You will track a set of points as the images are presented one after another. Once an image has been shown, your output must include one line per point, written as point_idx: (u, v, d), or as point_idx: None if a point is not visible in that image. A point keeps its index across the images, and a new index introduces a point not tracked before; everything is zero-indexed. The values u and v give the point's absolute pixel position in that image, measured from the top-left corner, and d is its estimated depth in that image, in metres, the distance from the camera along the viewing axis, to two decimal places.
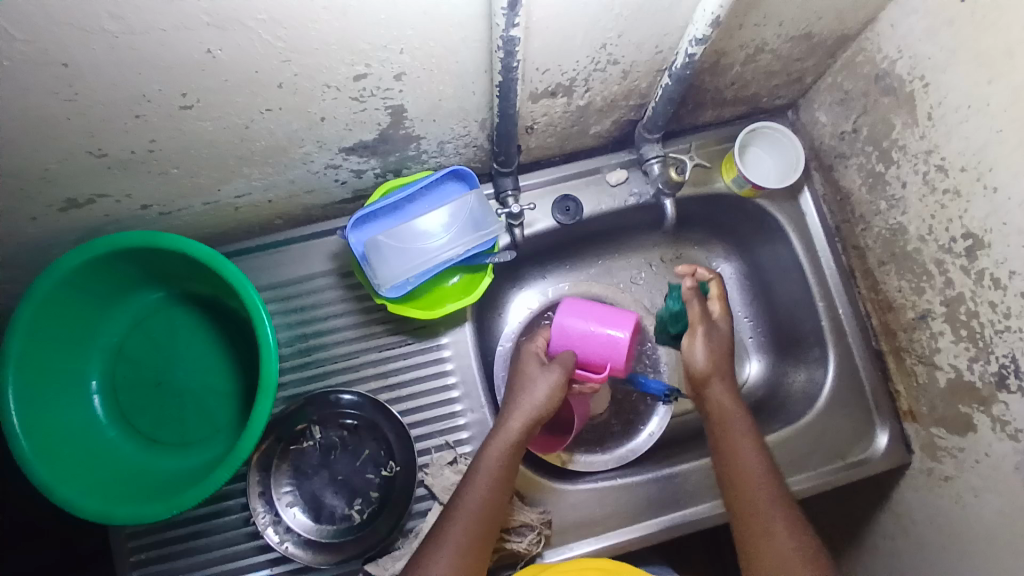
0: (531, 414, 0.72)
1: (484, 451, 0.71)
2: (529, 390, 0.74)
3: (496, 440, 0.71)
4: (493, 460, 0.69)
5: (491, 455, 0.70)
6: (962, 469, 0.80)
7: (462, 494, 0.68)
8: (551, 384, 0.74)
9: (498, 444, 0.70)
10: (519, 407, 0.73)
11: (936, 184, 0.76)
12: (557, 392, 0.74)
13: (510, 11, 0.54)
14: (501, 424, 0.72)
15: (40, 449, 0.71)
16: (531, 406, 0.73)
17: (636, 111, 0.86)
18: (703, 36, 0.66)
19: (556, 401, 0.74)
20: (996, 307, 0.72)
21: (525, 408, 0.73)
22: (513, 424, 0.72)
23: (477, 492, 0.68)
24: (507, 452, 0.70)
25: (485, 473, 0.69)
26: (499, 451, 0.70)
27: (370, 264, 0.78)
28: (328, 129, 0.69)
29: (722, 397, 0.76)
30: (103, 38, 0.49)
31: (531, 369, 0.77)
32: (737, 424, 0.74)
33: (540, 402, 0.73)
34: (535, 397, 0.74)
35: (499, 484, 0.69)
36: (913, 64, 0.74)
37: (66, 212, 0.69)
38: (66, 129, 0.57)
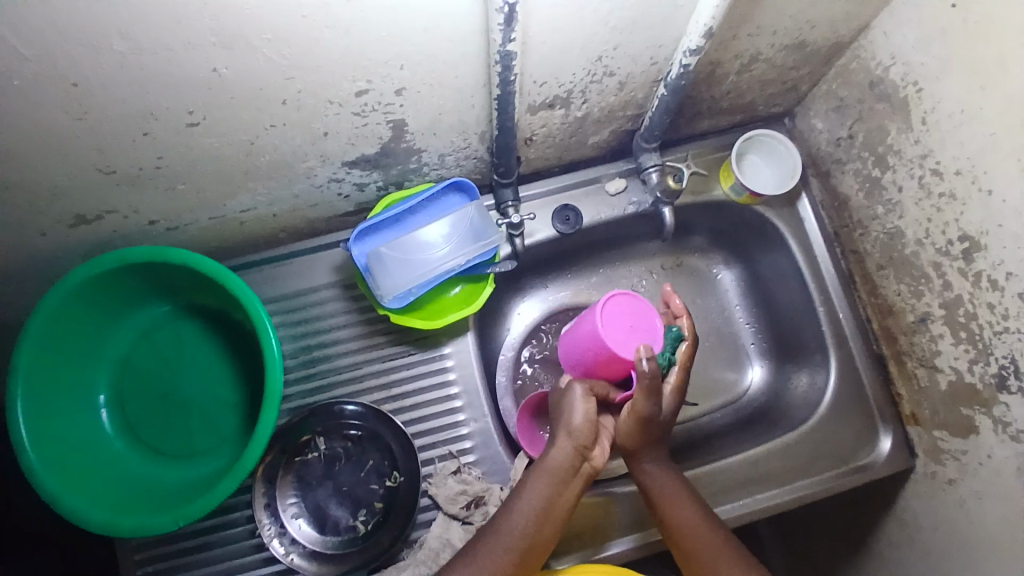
0: (574, 442, 0.71)
1: (526, 481, 0.70)
2: (566, 413, 0.72)
3: (541, 469, 0.69)
4: (539, 488, 0.69)
5: (537, 485, 0.69)
6: (965, 473, 0.80)
7: (503, 518, 0.68)
8: (590, 405, 0.72)
9: (543, 478, 0.69)
10: (561, 436, 0.71)
11: (932, 189, 0.77)
12: (592, 419, 0.71)
13: (507, 26, 0.55)
14: (545, 454, 0.71)
15: (47, 462, 0.72)
16: (575, 431, 0.71)
17: (634, 120, 0.87)
18: (697, 47, 0.67)
19: (592, 426, 0.71)
20: (994, 309, 0.72)
21: (567, 434, 0.71)
22: (555, 452, 0.71)
23: (520, 517, 0.67)
24: (555, 483, 0.69)
25: (529, 501, 0.68)
26: (546, 484, 0.69)
27: (372, 276, 0.78)
28: (331, 143, 0.70)
29: (659, 472, 0.75)
30: (113, 58, 0.51)
31: (574, 398, 0.72)
32: (677, 497, 0.73)
33: (580, 425, 0.71)
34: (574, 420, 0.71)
35: (544, 517, 0.68)
36: (906, 71, 0.75)
37: (76, 227, 0.70)
38: (77, 146, 0.59)
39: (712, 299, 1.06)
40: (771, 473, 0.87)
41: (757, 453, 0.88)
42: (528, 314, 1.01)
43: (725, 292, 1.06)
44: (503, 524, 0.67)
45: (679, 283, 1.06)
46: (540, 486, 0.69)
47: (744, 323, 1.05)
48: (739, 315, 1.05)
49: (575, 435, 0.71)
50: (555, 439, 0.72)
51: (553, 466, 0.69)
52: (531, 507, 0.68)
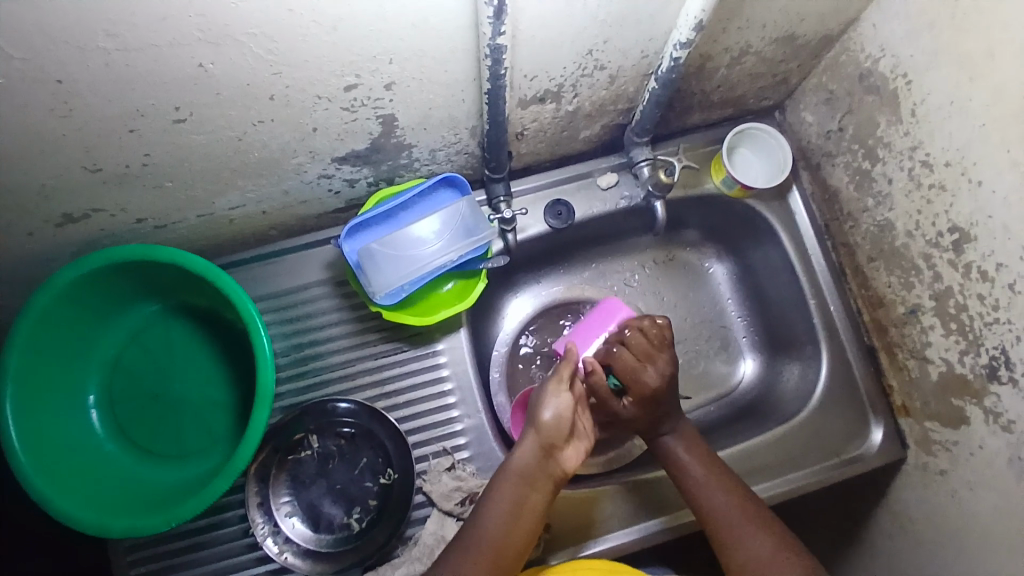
0: (536, 441, 0.70)
1: (494, 484, 0.70)
2: (534, 413, 0.72)
3: (507, 472, 0.70)
4: (506, 490, 0.69)
5: (506, 485, 0.69)
6: (956, 463, 0.81)
7: (478, 519, 0.68)
8: (561, 401, 0.71)
9: (511, 477, 0.69)
10: (526, 437, 0.71)
11: (922, 180, 0.77)
12: (567, 414, 0.71)
13: (496, 20, 0.55)
14: (511, 456, 0.71)
15: (37, 464, 0.71)
16: (540, 429, 0.70)
17: (625, 115, 0.87)
18: (687, 41, 0.67)
19: (565, 423, 0.70)
20: (985, 300, 0.73)
21: (532, 435, 0.71)
22: (521, 453, 0.70)
23: (494, 518, 0.68)
24: (524, 483, 0.69)
25: (497, 507, 0.68)
26: (514, 483, 0.69)
27: (364, 272, 0.78)
28: (320, 140, 0.70)
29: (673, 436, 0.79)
30: (98, 55, 0.50)
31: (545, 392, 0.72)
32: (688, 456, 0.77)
33: (543, 425, 0.70)
34: (538, 421, 0.70)
35: (517, 516, 0.68)
36: (895, 63, 0.76)
37: (63, 227, 0.69)
38: (62, 146, 0.58)
39: (705, 293, 1.06)
40: (765, 465, 0.88)
41: (748, 447, 0.88)
42: (521, 310, 1.01)
43: (717, 286, 1.06)
44: (478, 525, 0.67)
45: (671, 277, 1.06)
46: (506, 488, 0.69)
47: (736, 317, 1.05)
48: (731, 309, 1.05)
49: (541, 434, 0.70)
50: (522, 439, 0.71)
51: (517, 467, 0.69)
52: (498, 509, 0.68)
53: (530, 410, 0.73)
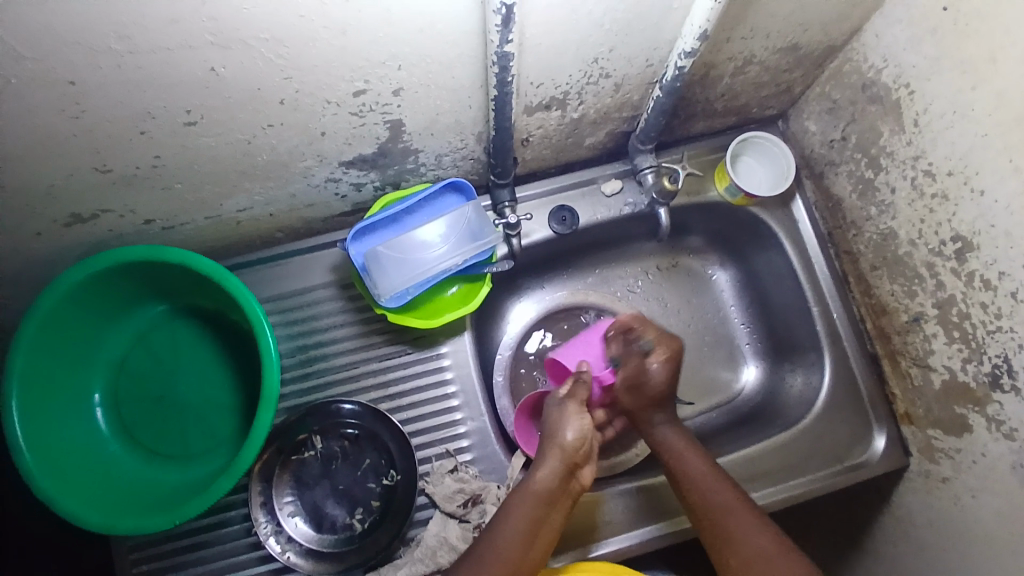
0: (559, 461, 0.71)
1: (511, 503, 0.70)
2: (556, 433, 0.73)
3: (526, 491, 0.70)
4: (526, 509, 0.69)
5: (522, 504, 0.70)
6: (959, 471, 0.81)
7: (491, 537, 0.68)
8: (584, 422, 0.73)
9: (529, 495, 0.70)
10: (549, 455, 0.72)
11: (925, 189, 0.78)
12: (588, 433, 0.73)
13: (504, 27, 0.56)
14: (532, 474, 0.71)
15: (43, 462, 0.72)
16: (564, 450, 0.71)
17: (629, 122, 0.88)
18: (691, 49, 0.68)
19: (587, 441, 0.73)
20: (987, 308, 0.73)
21: (554, 454, 0.71)
22: (543, 472, 0.71)
23: (509, 535, 0.68)
24: (541, 502, 0.70)
25: (513, 525, 0.68)
26: (532, 502, 0.69)
27: (370, 275, 0.78)
28: (328, 144, 0.71)
29: (666, 430, 0.79)
30: (111, 58, 0.51)
31: (566, 409, 0.74)
32: (684, 451, 0.77)
33: (568, 446, 0.71)
34: (562, 440, 0.72)
35: (534, 534, 0.69)
36: (898, 73, 0.76)
37: (73, 226, 0.70)
38: (74, 146, 0.59)
39: (708, 299, 1.06)
40: (767, 472, 0.88)
41: (750, 453, 0.89)
42: (525, 314, 1.01)
43: (720, 292, 1.06)
44: (493, 543, 0.67)
45: (674, 283, 1.06)
46: (526, 508, 0.69)
47: (739, 323, 1.06)
48: (734, 316, 1.06)
49: (564, 453, 0.72)
50: (544, 460, 0.72)
51: (540, 486, 0.70)
52: (517, 528, 0.68)
53: (549, 428, 0.74)
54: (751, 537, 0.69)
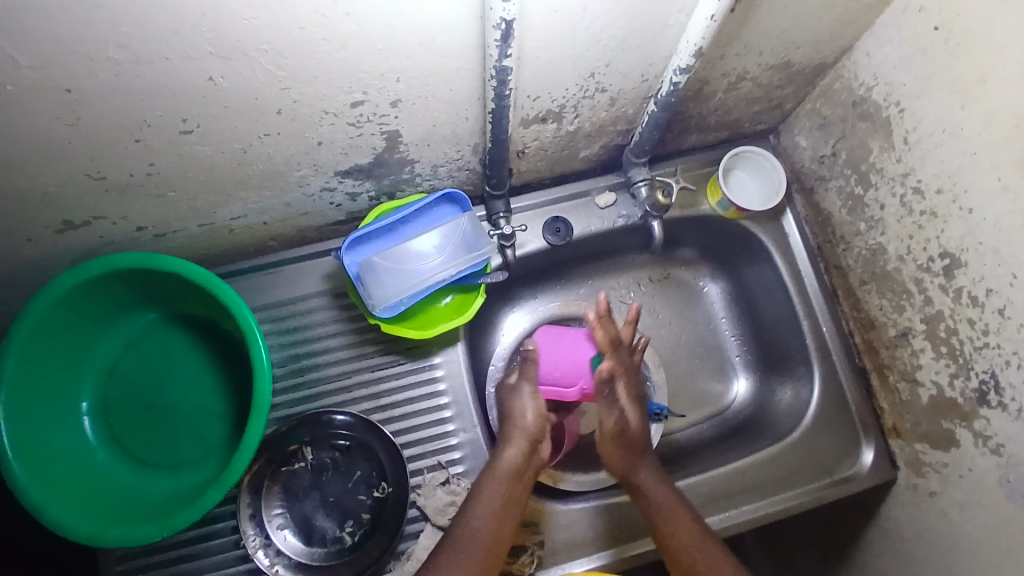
0: (525, 441, 0.77)
1: (483, 480, 0.74)
2: (517, 418, 0.79)
3: (497, 470, 0.74)
4: (497, 486, 0.73)
5: (492, 482, 0.73)
6: (946, 484, 0.82)
7: (466, 517, 0.71)
8: (538, 402, 0.80)
9: (498, 472, 0.74)
10: (514, 437, 0.77)
11: (914, 207, 0.79)
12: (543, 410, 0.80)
13: (503, 43, 0.56)
14: (499, 455, 0.76)
15: (30, 470, 0.70)
16: (524, 428, 0.78)
17: (623, 135, 0.88)
18: (686, 66, 0.69)
19: (544, 419, 0.80)
20: (975, 324, 0.75)
21: (519, 435, 0.77)
22: (510, 452, 0.76)
23: (484, 514, 0.70)
24: (509, 481, 0.74)
25: (487, 501, 0.72)
26: (502, 480, 0.73)
27: (364, 285, 0.78)
28: (325, 154, 0.71)
29: (650, 480, 0.79)
30: (109, 66, 0.51)
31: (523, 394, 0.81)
32: (665, 495, 0.77)
33: (531, 426, 0.78)
34: (525, 422, 0.79)
35: (504, 512, 0.72)
36: (889, 91, 0.78)
37: (63, 233, 0.69)
38: (68, 153, 0.58)
39: (699, 311, 1.07)
40: (756, 484, 0.88)
41: (741, 465, 0.89)
42: (515, 326, 1.01)
43: (710, 304, 1.07)
44: (468, 521, 0.70)
45: (666, 295, 1.07)
46: (497, 487, 0.73)
47: (730, 335, 1.06)
48: (726, 328, 1.06)
49: (527, 433, 0.78)
50: (509, 441, 0.77)
51: (508, 465, 0.75)
52: (490, 506, 0.71)
53: (510, 411, 0.81)
54: None
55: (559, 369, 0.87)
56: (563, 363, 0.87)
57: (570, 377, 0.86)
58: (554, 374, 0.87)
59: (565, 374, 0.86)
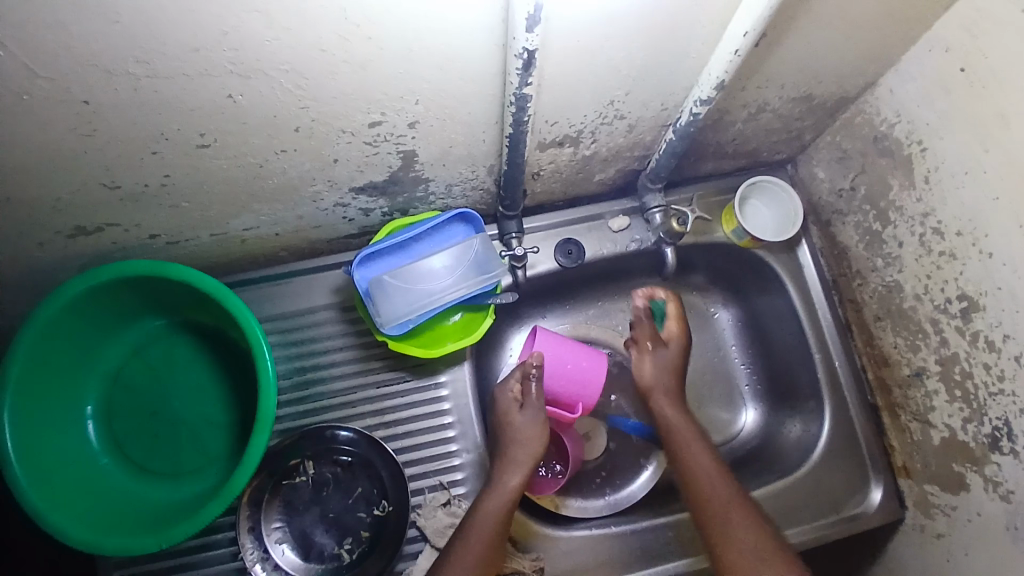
0: (528, 468, 0.76)
1: (481, 506, 0.73)
2: (522, 442, 0.77)
3: (497, 496, 0.73)
4: (496, 513, 0.72)
5: (490, 511, 0.72)
6: (953, 528, 0.81)
7: (464, 545, 0.70)
8: (542, 426, 0.78)
9: (498, 500, 0.73)
10: (517, 462, 0.76)
11: (932, 247, 0.78)
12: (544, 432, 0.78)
13: (524, 71, 0.56)
14: (499, 479, 0.75)
15: (32, 475, 0.70)
16: (528, 456, 0.76)
17: (640, 161, 0.88)
18: (707, 98, 0.68)
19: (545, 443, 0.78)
20: (990, 369, 0.73)
21: (523, 461, 0.76)
22: (512, 478, 0.75)
23: (479, 543, 0.70)
24: (508, 509, 0.73)
25: (483, 530, 0.71)
26: (500, 508, 0.72)
27: (373, 301, 0.78)
28: (340, 170, 0.70)
29: (672, 413, 0.84)
30: (127, 80, 0.51)
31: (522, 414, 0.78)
32: (688, 432, 0.82)
33: (536, 454, 0.77)
34: (531, 449, 0.77)
35: (498, 539, 0.71)
36: (910, 129, 0.77)
37: (75, 238, 0.69)
38: (84, 163, 0.58)
39: (709, 338, 1.05)
40: None
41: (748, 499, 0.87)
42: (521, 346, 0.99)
43: (721, 331, 1.05)
44: (465, 550, 0.69)
45: None
46: (496, 515, 0.72)
47: (740, 364, 1.05)
48: (735, 356, 1.05)
49: (530, 459, 0.76)
50: (511, 466, 0.76)
51: (509, 494, 0.73)
52: (486, 536, 0.70)
53: (508, 431, 0.78)
54: (741, 523, 0.72)
55: (560, 386, 0.84)
56: (570, 385, 0.84)
57: (569, 400, 0.85)
58: (552, 390, 0.84)
59: (567, 397, 0.85)
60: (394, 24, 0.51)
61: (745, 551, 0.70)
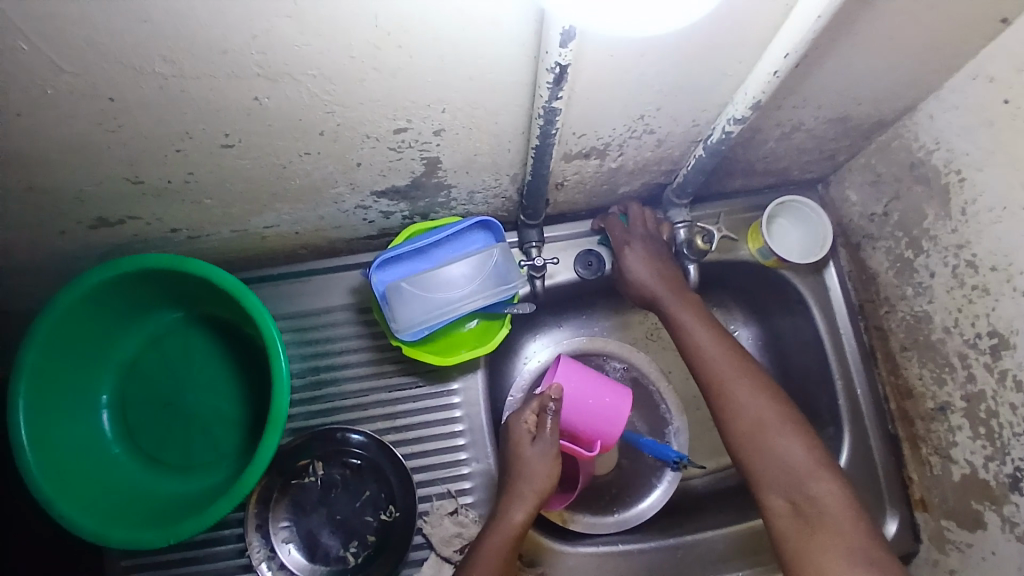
0: (533, 504, 0.73)
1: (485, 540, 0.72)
2: (528, 475, 0.75)
3: (498, 532, 0.72)
4: (497, 550, 0.71)
5: (491, 547, 0.71)
6: (968, 566, 0.79)
7: None
8: (554, 459, 0.76)
9: (500, 536, 0.72)
10: (522, 496, 0.74)
11: (965, 279, 0.75)
12: (556, 467, 0.76)
13: (555, 85, 0.55)
14: (503, 513, 0.74)
15: (45, 462, 0.71)
16: (534, 491, 0.74)
17: (666, 175, 0.86)
18: (741, 117, 0.66)
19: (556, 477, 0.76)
20: (1017, 410, 0.71)
21: (527, 496, 0.74)
22: (515, 512, 0.73)
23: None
24: (509, 545, 0.72)
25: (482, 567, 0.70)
26: (501, 544, 0.71)
27: (390, 306, 0.77)
28: (363, 174, 0.70)
29: (676, 307, 0.81)
30: (154, 79, 0.50)
31: (530, 445, 0.76)
32: (693, 325, 0.80)
33: (543, 489, 0.74)
34: (538, 483, 0.74)
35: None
36: (949, 157, 0.74)
37: (98, 229, 0.70)
38: (108, 157, 0.58)
39: None
40: None
41: (757, 525, 0.85)
42: (536, 355, 0.98)
43: None
44: None
45: None
46: (495, 554, 0.71)
47: None
48: None
49: (535, 494, 0.74)
50: (516, 500, 0.74)
51: (510, 530, 0.72)
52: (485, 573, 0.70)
53: (516, 458, 0.76)
54: (750, 404, 0.74)
55: (581, 420, 0.81)
56: (589, 420, 0.81)
57: (587, 435, 0.81)
58: (572, 423, 0.81)
59: (586, 432, 0.81)
60: (424, 34, 0.50)
61: (759, 437, 0.72)
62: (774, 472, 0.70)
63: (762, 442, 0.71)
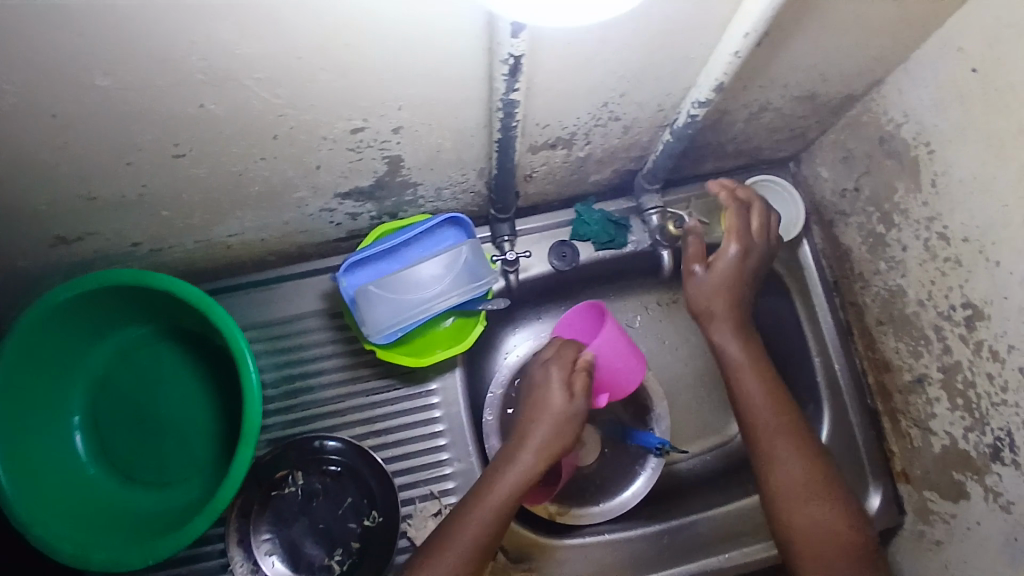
0: (548, 457, 0.70)
1: (491, 484, 0.69)
2: (548, 423, 0.71)
3: (506, 476, 0.69)
4: (502, 493, 0.68)
5: (497, 491, 0.69)
6: (952, 536, 0.80)
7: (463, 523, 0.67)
8: (579, 409, 0.72)
9: (507, 483, 0.69)
10: (537, 444, 0.71)
11: (937, 252, 0.75)
12: (577, 422, 0.72)
13: (511, 77, 0.53)
14: (515, 457, 0.71)
15: (19, 486, 0.69)
16: (552, 442, 0.71)
17: (636, 161, 0.85)
18: (705, 100, 0.65)
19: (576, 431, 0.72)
20: (994, 380, 0.72)
21: (543, 445, 0.71)
22: (525, 457, 0.70)
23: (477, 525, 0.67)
24: (518, 492, 0.69)
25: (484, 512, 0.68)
26: (508, 490, 0.69)
27: (359, 311, 0.76)
28: (325, 177, 0.68)
29: (727, 339, 0.80)
30: (96, 92, 0.48)
31: (557, 394, 0.72)
32: (747, 368, 0.79)
33: (563, 445, 0.71)
34: (559, 436, 0.71)
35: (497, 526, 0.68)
36: (918, 130, 0.74)
37: (56, 248, 0.68)
38: (57, 175, 0.56)
39: None
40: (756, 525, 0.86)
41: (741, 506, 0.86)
42: (516, 349, 0.94)
43: None
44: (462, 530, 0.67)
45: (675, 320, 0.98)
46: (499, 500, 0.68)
47: None
48: None
49: (552, 443, 0.71)
50: (530, 445, 0.71)
51: (518, 478, 0.69)
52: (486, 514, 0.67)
53: (536, 401, 0.73)
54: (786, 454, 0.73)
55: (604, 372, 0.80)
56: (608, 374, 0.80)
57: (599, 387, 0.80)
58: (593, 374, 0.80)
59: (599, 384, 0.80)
60: (375, 32, 0.48)
61: (794, 494, 0.72)
62: (812, 532, 0.70)
63: (800, 501, 0.72)
